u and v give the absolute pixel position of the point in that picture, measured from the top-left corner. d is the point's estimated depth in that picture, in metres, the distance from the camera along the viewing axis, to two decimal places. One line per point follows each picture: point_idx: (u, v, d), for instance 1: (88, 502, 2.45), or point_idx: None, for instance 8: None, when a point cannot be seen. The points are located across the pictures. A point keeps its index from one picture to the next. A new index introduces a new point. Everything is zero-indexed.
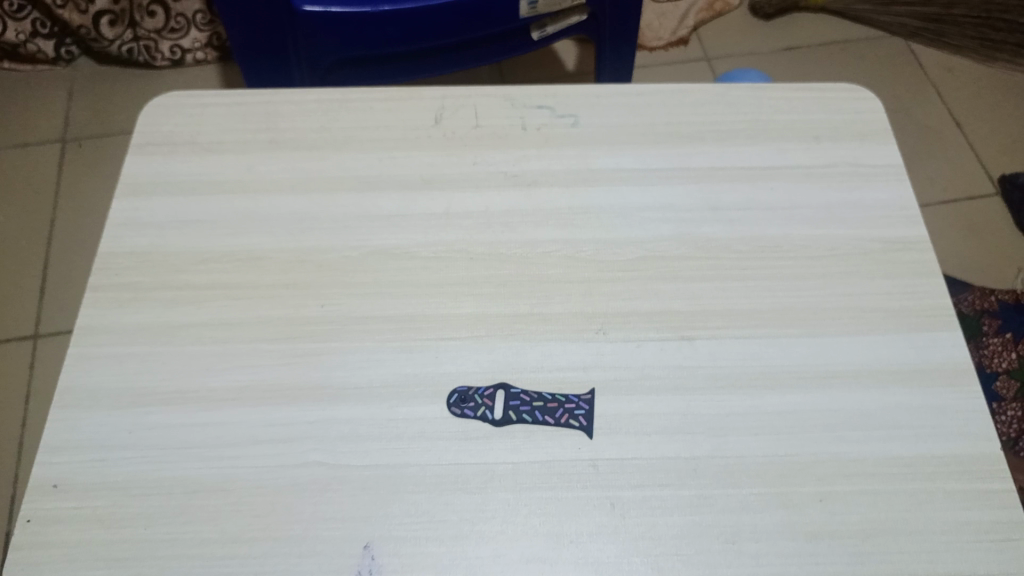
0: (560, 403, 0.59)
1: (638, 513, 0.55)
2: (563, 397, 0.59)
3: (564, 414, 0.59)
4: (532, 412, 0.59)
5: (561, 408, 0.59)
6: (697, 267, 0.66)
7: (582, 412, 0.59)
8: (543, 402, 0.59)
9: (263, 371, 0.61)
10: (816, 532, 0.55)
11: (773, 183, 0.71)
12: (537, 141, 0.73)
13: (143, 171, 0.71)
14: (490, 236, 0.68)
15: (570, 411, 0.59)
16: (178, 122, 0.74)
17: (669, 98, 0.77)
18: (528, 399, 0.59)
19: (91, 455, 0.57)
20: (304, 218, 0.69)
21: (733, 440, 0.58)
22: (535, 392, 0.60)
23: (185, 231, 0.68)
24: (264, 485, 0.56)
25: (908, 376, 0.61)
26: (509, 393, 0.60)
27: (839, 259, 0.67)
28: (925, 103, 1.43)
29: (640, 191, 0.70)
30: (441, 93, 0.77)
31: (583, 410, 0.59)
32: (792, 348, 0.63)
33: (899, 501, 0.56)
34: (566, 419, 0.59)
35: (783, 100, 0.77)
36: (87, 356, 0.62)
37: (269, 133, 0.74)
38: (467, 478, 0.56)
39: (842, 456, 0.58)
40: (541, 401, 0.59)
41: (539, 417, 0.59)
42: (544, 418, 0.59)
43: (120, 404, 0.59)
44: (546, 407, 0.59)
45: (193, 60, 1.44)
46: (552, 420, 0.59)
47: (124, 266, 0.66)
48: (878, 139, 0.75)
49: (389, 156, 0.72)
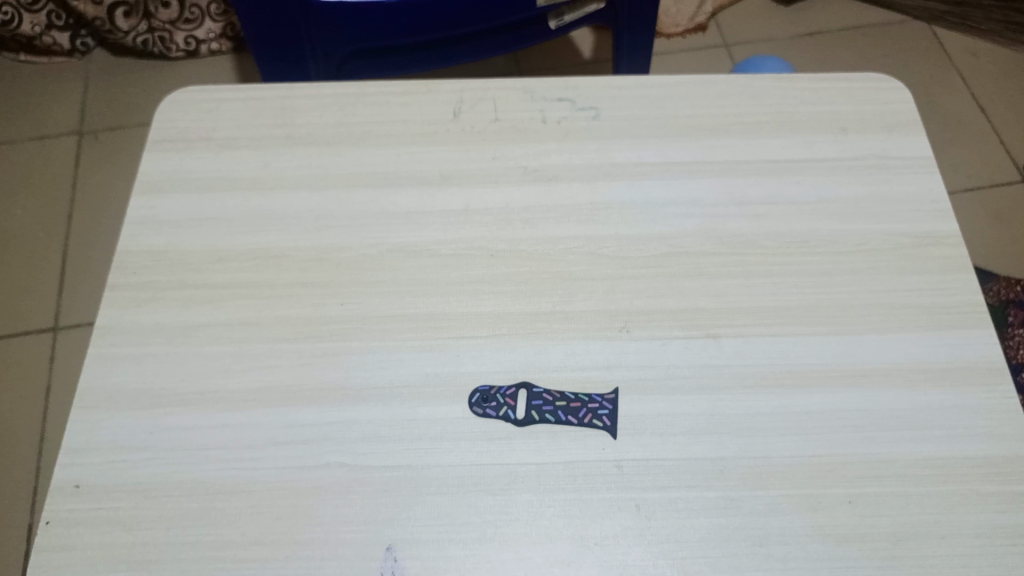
0: (584, 404, 0.58)
1: (663, 515, 0.54)
2: (586, 397, 0.59)
3: (588, 415, 0.58)
4: (555, 412, 0.58)
5: (584, 408, 0.58)
6: (722, 264, 0.65)
7: (605, 412, 0.58)
8: (566, 402, 0.58)
9: (281, 372, 0.60)
10: (845, 536, 0.54)
11: (799, 177, 0.70)
12: (557, 135, 0.72)
13: (160, 168, 0.71)
14: (510, 233, 0.67)
15: (594, 411, 0.58)
16: (195, 117, 0.74)
17: (690, 89, 0.75)
18: (550, 399, 0.58)
19: (112, 457, 0.57)
20: (322, 214, 0.68)
21: (760, 441, 0.57)
22: (558, 392, 0.59)
23: (202, 230, 0.67)
24: (286, 488, 0.56)
25: (940, 376, 0.60)
26: (531, 393, 0.59)
27: (868, 255, 0.66)
28: (949, 88, 1.40)
29: (663, 186, 0.69)
30: (459, 86, 0.75)
31: (606, 410, 0.58)
32: (819, 346, 0.61)
33: (931, 504, 0.55)
34: (590, 420, 0.58)
35: (809, 91, 0.75)
36: (106, 356, 0.61)
37: (287, 129, 0.73)
38: (489, 479, 0.56)
39: (872, 457, 0.57)
40: (564, 401, 0.58)
41: (563, 417, 0.58)
42: (568, 418, 0.58)
43: (140, 405, 0.59)
44: (569, 407, 0.58)
45: (207, 51, 1.44)
46: (575, 420, 0.58)
47: (141, 265, 0.66)
48: (907, 130, 0.73)
49: (406, 152, 0.71)
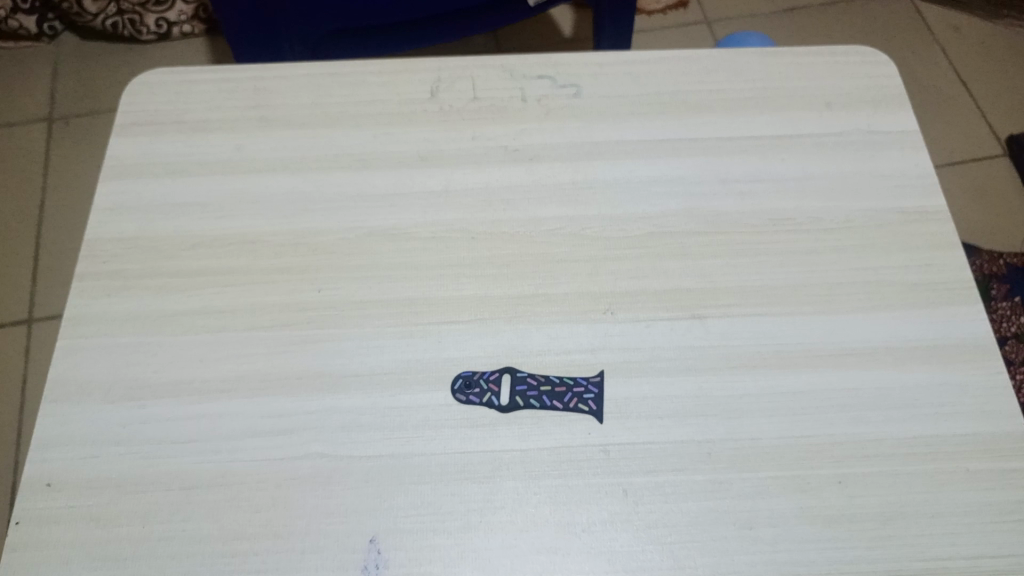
0: (569, 388, 0.57)
1: (651, 500, 0.54)
2: (571, 381, 0.57)
3: (573, 399, 0.57)
4: (540, 397, 0.57)
5: (569, 393, 0.57)
6: (707, 243, 0.64)
7: (591, 397, 0.57)
8: (551, 387, 0.57)
9: (258, 360, 0.59)
10: (835, 517, 0.53)
11: (784, 153, 0.68)
12: (538, 113, 0.70)
13: (129, 153, 0.68)
14: (491, 214, 0.65)
15: (579, 396, 0.57)
16: (164, 100, 0.71)
17: (673, 65, 0.73)
18: (534, 384, 0.57)
19: (84, 452, 0.55)
20: (298, 198, 0.66)
21: (748, 422, 0.56)
22: (543, 377, 0.58)
23: (173, 215, 0.65)
24: (265, 480, 0.54)
25: (927, 354, 0.59)
26: (515, 378, 0.57)
27: (854, 232, 0.65)
28: (930, 63, 1.40)
29: (646, 165, 0.68)
30: (437, 64, 0.73)
31: (592, 394, 0.57)
32: (806, 325, 0.60)
33: (919, 483, 0.54)
34: (575, 404, 0.57)
35: (793, 66, 0.74)
36: (76, 348, 0.59)
37: (260, 110, 0.70)
38: (472, 466, 0.55)
39: (860, 437, 0.56)
40: (549, 386, 0.57)
41: (548, 402, 0.57)
42: (552, 403, 0.57)
43: (112, 398, 0.57)
44: (554, 392, 0.57)
45: (180, 33, 1.40)
46: (559, 405, 0.57)
47: (110, 253, 0.63)
48: (892, 105, 0.72)
49: (384, 133, 0.69)
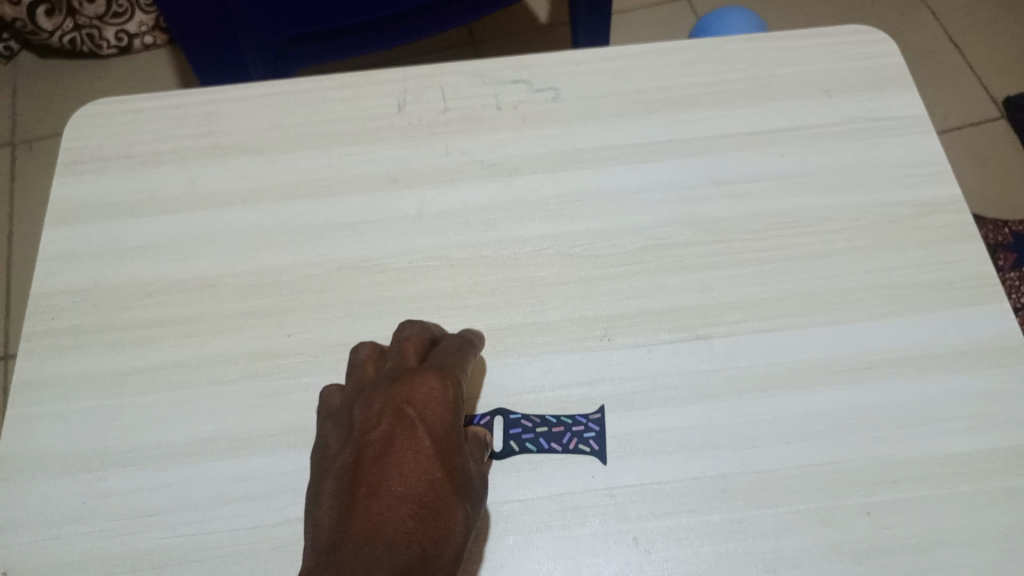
0: (567, 428, 0.52)
1: (664, 546, 0.49)
2: (569, 420, 0.53)
3: (573, 440, 0.52)
4: (536, 440, 0.52)
5: (568, 433, 0.52)
6: (706, 253, 0.59)
7: (592, 436, 0.52)
8: (547, 427, 0.52)
9: (226, 419, 0.54)
10: (866, 551, 0.49)
11: (783, 148, 0.63)
12: (514, 121, 0.65)
13: (74, 194, 0.63)
14: (470, 237, 0.60)
15: (579, 436, 0.52)
16: (110, 132, 0.66)
17: (656, 58, 0.68)
18: (529, 425, 0.52)
19: (41, 534, 0.50)
20: (259, 233, 0.61)
21: (764, 451, 0.52)
22: (538, 417, 0.53)
23: (126, 260, 0.60)
24: (241, 552, 0.49)
25: (953, 361, 0.55)
26: (508, 420, 0.53)
27: (864, 230, 0.60)
28: (921, 28, 1.34)
29: (635, 170, 0.63)
30: (402, 74, 0.68)
31: (593, 433, 0.52)
32: (820, 338, 0.55)
33: (955, 507, 0.50)
34: (576, 445, 0.52)
35: (786, 51, 0.68)
36: (27, 417, 0.54)
37: (214, 138, 0.65)
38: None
39: (887, 459, 0.51)
40: (546, 427, 0.52)
41: (545, 445, 0.52)
42: (550, 446, 0.52)
43: (69, 470, 0.52)
44: (551, 433, 0.52)
45: (141, 45, 1.34)
46: (558, 447, 0.52)
47: (59, 308, 0.58)
48: (895, 87, 0.66)
49: (349, 154, 0.64)
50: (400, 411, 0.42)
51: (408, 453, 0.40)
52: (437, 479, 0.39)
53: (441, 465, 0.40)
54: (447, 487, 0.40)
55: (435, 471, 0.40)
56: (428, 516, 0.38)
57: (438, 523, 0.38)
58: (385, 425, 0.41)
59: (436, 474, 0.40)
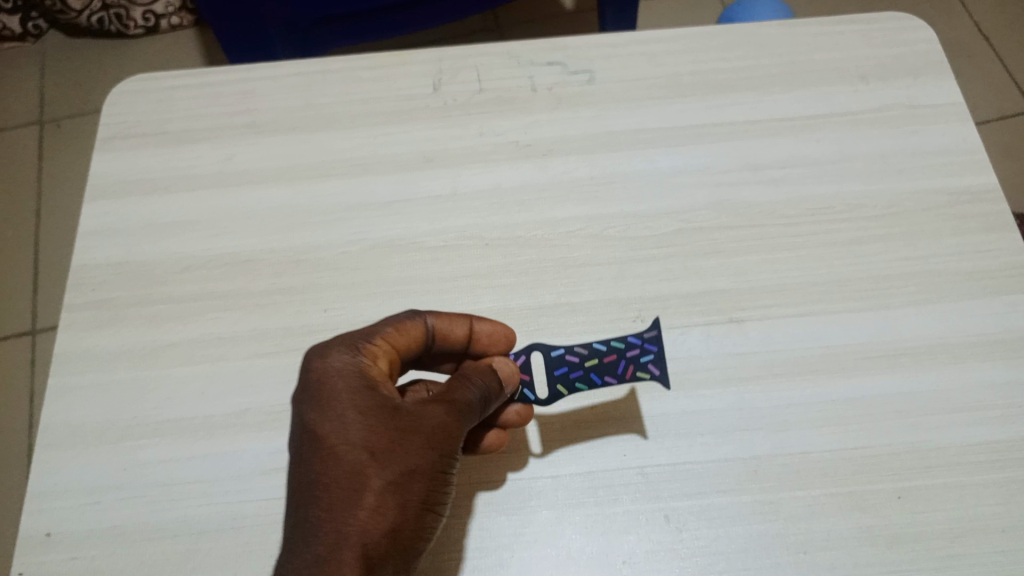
0: (621, 355, 0.51)
1: (695, 526, 0.49)
2: (623, 347, 0.51)
3: (629, 368, 0.51)
4: (586, 376, 0.52)
5: (623, 361, 0.51)
6: (740, 238, 0.59)
7: (649, 360, 0.51)
8: (598, 360, 0.51)
9: (263, 392, 0.54)
10: (897, 536, 0.49)
11: (818, 134, 0.63)
12: (549, 103, 0.65)
13: (113, 169, 0.64)
14: (505, 218, 0.60)
15: (635, 362, 0.51)
16: (147, 109, 0.66)
17: (692, 42, 0.68)
18: (576, 362, 0.52)
19: (82, 500, 0.51)
20: (295, 210, 0.61)
21: (797, 435, 0.52)
22: (587, 349, 0.52)
23: (164, 236, 0.61)
24: (279, 522, 0.50)
25: (988, 349, 0.55)
26: (551, 360, 0.52)
27: (899, 218, 0.60)
28: (951, 16, 1.32)
29: (670, 154, 0.63)
30: (438, 54, 0.68)
31: (651, 357, 0.51)
32: (855, 324, 0.55)
33: (989, 495, 0.50)
34: (634, 373, 0.51)
35: (823, 36, 0.68)
36: (67, 387, 0.55)
37: (250, 115, 0.66)
38: (482, 497, 0.51)
39: (921, 445, 0.51)
40: (596, 360, 0.52)
41: (598, 379, 0.51)
42: (604, 379, 0.51)
43: (109, 440, 0.53)
44: (602, 366, 0.51)
45: (167, 26, 1.34)
46: (614, 378, 0.51)
47: (98, 281, 0.59)
48: (933, 74, 0.66)
49: (385, 133, 0.64)
50: (319, 401, 0.44)
51: (336, 450, 0.42)
52: (374, 456, 0.42)
53: (374, 438, 0.43)
54: (391, 455, 0.42)
55: (361, 431, 0.43)
56: (374, 495, 0.41)
57: (387, 497, 0.41)
58: (310, 423, 0.43)
59: (368, 451, 0.42)
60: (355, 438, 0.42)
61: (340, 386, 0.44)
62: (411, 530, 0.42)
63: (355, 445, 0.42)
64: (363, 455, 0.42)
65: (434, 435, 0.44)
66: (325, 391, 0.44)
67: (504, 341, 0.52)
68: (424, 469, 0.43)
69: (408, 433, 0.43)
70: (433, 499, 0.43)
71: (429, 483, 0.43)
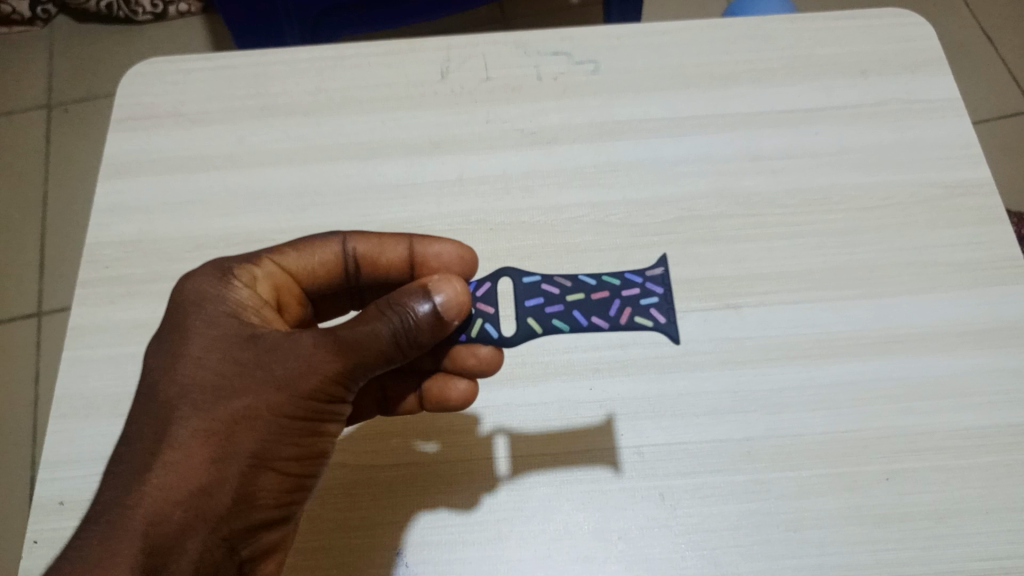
0: (616, 294, 0.48)
1: (690, 503, 0.51)
2: (619, 289, 0.49)
3: (628, 313, 0.48)
4: (572, 317, 0.48)
5: (617, 301, 0.48)
6: (738, 226, 0.60)
7: (652, 305, 0.48)
8: (587, 299, 0.48)
9: None
10: (884, 516, 0.51)
11: (818, 126, 0.65)
12: (554, 92, 0.67)
13: (128, 150, 0.65)
14: (509, 203, 0.62)
15: (635, 307, 0.48)
16: (160, 91, 0.68)
17: (696, 34, 0.69)
18: (563, 300, 0.48)
19: (95, 469, 0.53)
20: (304, 192, 0.63)
21: (790, 418, 0.53)
22: (576, 286, 0.49)
23: (176, 215, 0.62)
24: None
25: (978, 337, 0.56)
26: (533, 293, 0.49)
27: (894, 209, 0.61)
28: (954, 15, 1.33)
29: (672, 143, 0.64)
30: (446, 42, 0.69)
31: (654, 301, 0.48)
32: (848, 312, 0.57)
33: (975, 478, 0.51)
34: (632, 319, 0.48)
35: (825, 31, 0.69)
36: (81, 360, 0.57)
37: (262, 99, 0.67)
38: (481, 485, 0.52)
39: (910, 430, 0.53)
40: (583, 299, 0.48)
41: (586, 320, 0.48)
42: (594, 321, 0.48)
43: (121, 411, 0.55)
44: (594, 306, 0.48)
45: (176, 12, 1.35)
46: (607, 321, 0.48)
47: (112, 258, 0.61)
48: (932, 70, 0.67)
49: (393, 119, 0.66)
50: (167, 338, 0.45)
51: (165, 391, 0.43)
52: (193, 402, 0.42)
53: (205, 380, 0.43)
54: (214, 400, 0.42)
55: (196, 368, 0.43)
56: (185, 443, 0.41)
57: (199, 445, 0.41)
58: (155, 357, 0.44)
59: (192, 394, 0.42)
60: (187, 373, 0.43)
61: (196, 315, 0.45)
62: (233, 480, 0.41)
63: (185, 382, 0.43)
64: (185, 394, 0.42)
65: (279, 380, 0.42)
66: (182, 318, 0.45)
67: (458, 260, 0.53)
68: (253, 415, 0.42)
69: (246, 373, 0.43)
70: (267, 450, 0.42)
71: (261, 436, 0.42)
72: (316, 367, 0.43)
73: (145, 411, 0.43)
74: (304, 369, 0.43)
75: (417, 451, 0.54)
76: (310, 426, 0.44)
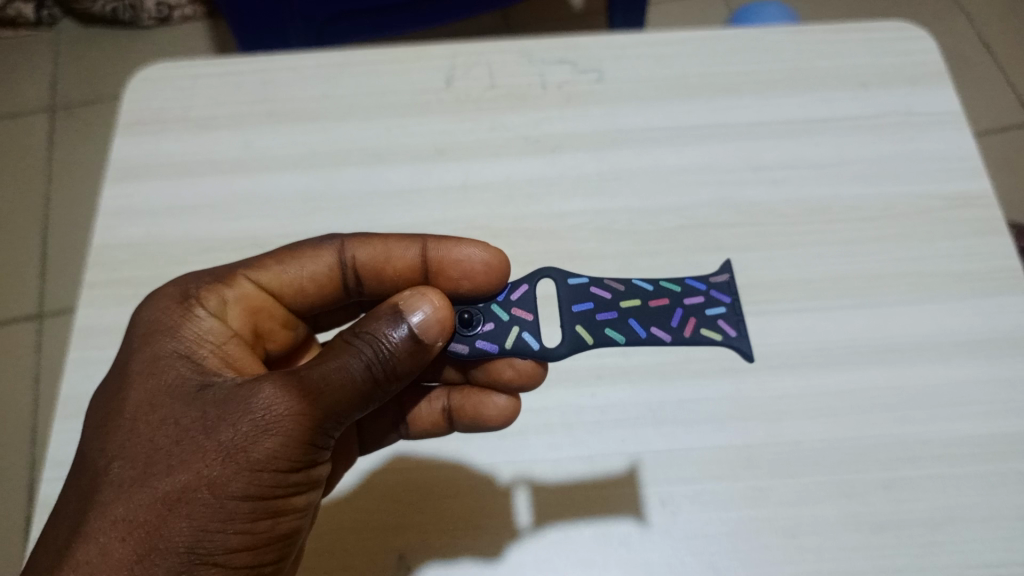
0: (678, 303, 0.46)
1: (690, 509, 0.52)
2: (681, 297, 0.47)
3: (692, 325, 0.46)
4: (629, 329, 0.46)
5: (680, 311, 0.46)
6: (740, 235, 0.61)
7: (719, 315, 0.46)
8: (647, 309, 0.46)
9: None
10: (882, 523, 0.51)
11: (819, 137, 0.65)
12: (558, 101, 0.67)
13: (135, 153, 0.66)
14: (514, 209, 0.62)
15: (700, 318, 0.46)
16: (168, 95, 0.68)
17: (699, 45, 0.70)
18: (620, 308, 0.46)
19: None
20: (310, 197, 0.63)
21: (789, 426, 0.54)
22: (634, 292, 0.47)
23: (182, 219, 0.63)
24: None
25: (975, 348, 0.57)
26: (585, 300, 0.47)
27: (894, 220, 0.62)
28: (953, 28, 1.34)
29: (674, 152, 0.65)
30: (452, 50, 0.70)
31: (720, 311, 0.47)
32: (848, 321, 0.58)
33: (971, 487, 0.52)
34: (698, 332, 0.46)
35: (826, 43, 0.70)
36: (86, 360, 0.57)
37: (269, 104, 0.68)
38: (490, 544, 0.51)
39: (908, 438, 0.53)
40: (643, 309, 0.46)
41: (647, 334, 0.46)
42: (654, 335, 0.46)
43: None
44: (655, 317, 0.46)
45: (180, 17, 1.36)
46: (670, 335, 0.45)
47: (118, 260, 0.61)
48: (931, 83, 0.68)
49: (398, 125, 0.66)
50: (112, 398, 0.42)
51: (102, 462, 0.40)
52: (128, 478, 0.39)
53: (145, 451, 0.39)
54: (152, 475, 0.39)
55: (138, 437, 0.40)
56: (116, 524, 0.38)
57: (131, 527, 0.38)
58: (99, 418, 0.42)
59: (129, 467, 0.39)
60: (124, 437, 0.40)
61: (145, 364, 0.43)
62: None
63: (124, 455, 0.40)
64: (123, 467, 0.39)
65: (225, 449, 0.39)
66: (130, 366, 0.43)
67: (454, 266, 0.49)
68: (192, 494, 0.38)
69: (188, 437, 0.39)
70: (205, 539, 0.38)
71: (198, 519, 0.38)
72: (268, 431, 0.39)
73: (77, 481, 0.40)
74: (254, 433, 0.39)
75: (430, 489, 0.53)
76: (263, 503, 0.40)
